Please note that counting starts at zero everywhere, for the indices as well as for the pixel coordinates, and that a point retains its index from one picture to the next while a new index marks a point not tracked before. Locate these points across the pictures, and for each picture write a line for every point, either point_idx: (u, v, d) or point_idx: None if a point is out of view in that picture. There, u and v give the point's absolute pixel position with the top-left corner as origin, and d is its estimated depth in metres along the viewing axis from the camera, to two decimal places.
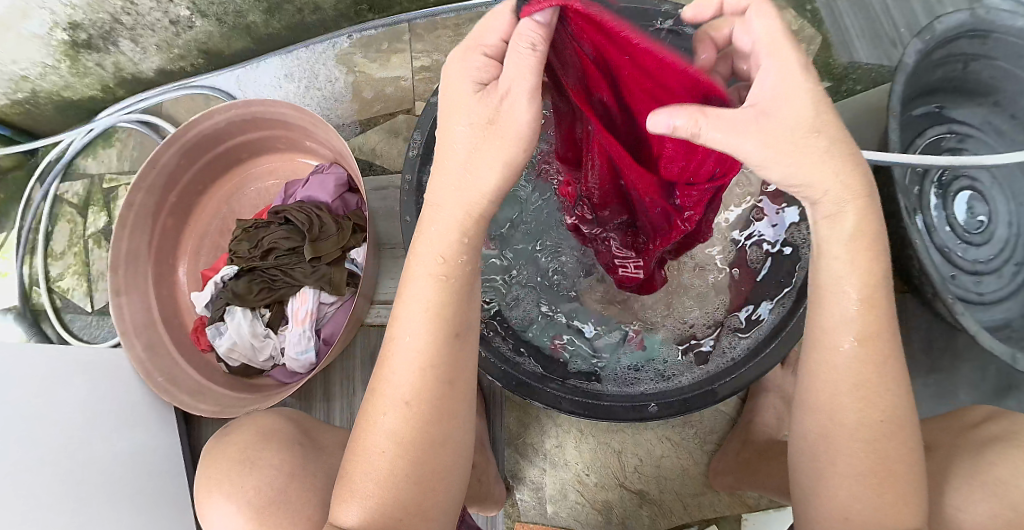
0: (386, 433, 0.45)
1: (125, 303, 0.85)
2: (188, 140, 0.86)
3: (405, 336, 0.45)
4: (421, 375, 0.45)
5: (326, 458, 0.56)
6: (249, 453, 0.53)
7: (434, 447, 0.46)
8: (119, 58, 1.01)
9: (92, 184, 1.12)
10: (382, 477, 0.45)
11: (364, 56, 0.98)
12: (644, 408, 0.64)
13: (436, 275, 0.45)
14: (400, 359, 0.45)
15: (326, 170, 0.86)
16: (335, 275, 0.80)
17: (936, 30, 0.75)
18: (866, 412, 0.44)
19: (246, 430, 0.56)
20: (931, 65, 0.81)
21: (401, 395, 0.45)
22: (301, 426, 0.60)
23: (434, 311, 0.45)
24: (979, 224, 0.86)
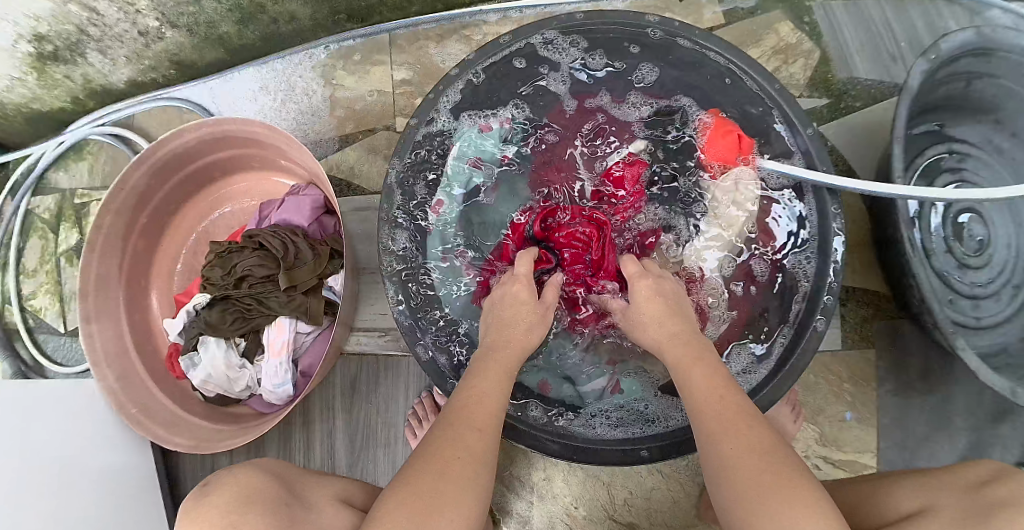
0: (457, 456, 0.49)
1: (96, 331, 0.82)
2: (157, 160, 0.83)
3: (493, 397, 0.55)
4: (490, 421, 0.53)
5: (313, 515, 0.55)
6: (235, 514, 0.49)
7: (475, 476, 0.48)
8: (88, 70, 0.97)
9: (64, 199, 1.08)
10: (418, 485, 0.46)
11: (343, 67, 0.94)
12: (636, 453, 0.64)
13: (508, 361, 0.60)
14: (472, 404, 0.54)
15: (301, 191, 0.82)
16: (313, 304, 0.77)
17: (940, 50, 0.71)
18: (755, 460, 0.46)
19: (230, 487, 0.52)
20: (932, 85, 0.78)
21: (472, 428, 0.51)
22: (281, 477, 0.58)
23: (500, 381, 0.56)
24: (977, 245, 0.85)
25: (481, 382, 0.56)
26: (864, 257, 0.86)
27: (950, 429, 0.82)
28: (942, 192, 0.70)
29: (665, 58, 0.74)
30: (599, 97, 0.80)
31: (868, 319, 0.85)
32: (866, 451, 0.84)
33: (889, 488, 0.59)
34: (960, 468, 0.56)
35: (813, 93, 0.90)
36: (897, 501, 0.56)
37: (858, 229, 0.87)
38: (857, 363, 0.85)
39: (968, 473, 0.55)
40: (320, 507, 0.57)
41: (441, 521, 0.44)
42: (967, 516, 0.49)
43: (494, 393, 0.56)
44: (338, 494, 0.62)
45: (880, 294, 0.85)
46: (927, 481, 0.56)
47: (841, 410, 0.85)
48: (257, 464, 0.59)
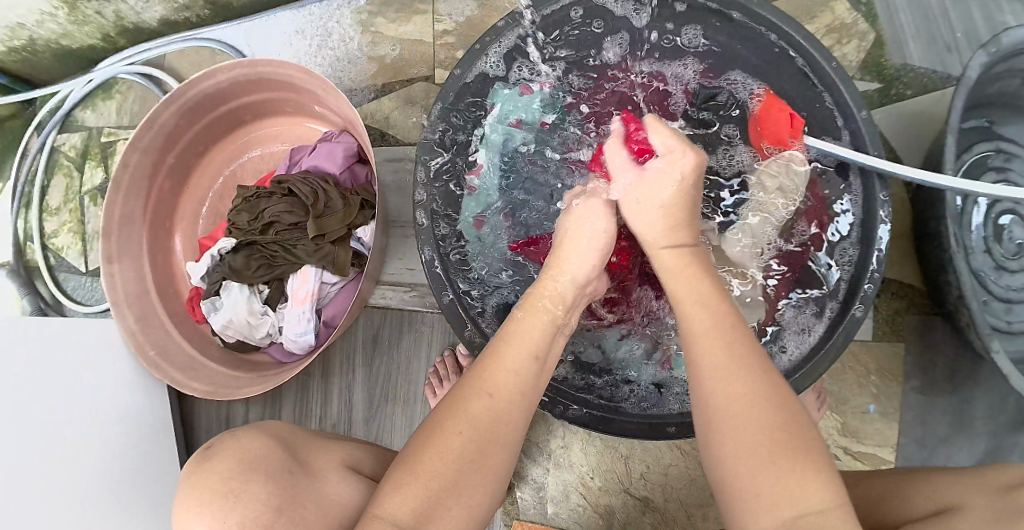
0: (459, 432, 0.44)
1: (117, 272, 0.81)
2: (188, 100, 0.81)
3: (513, 350, 0.50)
4: (506, 388, 0.48)
5: (316, 484, 0.53)
6: (234, 484, 0.47)
7: (485, 455, 0.45)
8: (120, 7, 0.96)
9: (90, 137, 1.07)
10: (423, 465, 0.43)
11: (381, 16, 0.91)
12: (663, 429, 0.61)
13: (537, 309, 0.55)
14: (490, 369, 0.48)
15: (334, 138, 0.80)
16: (339, 255, 0.76)
17: (1002, 43, 0.67)
18: (730, 385, 0.44)
19: (229, 454, 0.49)
20: (987, 79, 0.74)
21: (482, 395, 0.46)
22: (284, 440, 0.55)
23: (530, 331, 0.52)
24: (1016, 248, 0.81)
25: (505, 333, 0.52)
26: (903, 250, 0.83)
27: (972, 432, 0.79)
28: (990, 187, 0.64)
29: (717, 24, 0.71)
30: (649, 60, 0.78)
31: (899, 313, 0.83)
32: (886, 446, 0.82)
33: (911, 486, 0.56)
34: (992, 470, 0.53)
35: (865, 77, 0.86)
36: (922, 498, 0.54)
37: (901, 219, 0.83)
38: (885, 357, 0.83)
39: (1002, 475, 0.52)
40: (322, 475, 0.55)
41: (453, 501, 0.42)
42: (998, 517, 0.46)
43: (523, 346, 0.51)
44: (346, 459, 0.60)
45: (914, 289, 0.83)
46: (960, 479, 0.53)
47: (864, 402, 0.83)
48: (257, 426, 0.56)
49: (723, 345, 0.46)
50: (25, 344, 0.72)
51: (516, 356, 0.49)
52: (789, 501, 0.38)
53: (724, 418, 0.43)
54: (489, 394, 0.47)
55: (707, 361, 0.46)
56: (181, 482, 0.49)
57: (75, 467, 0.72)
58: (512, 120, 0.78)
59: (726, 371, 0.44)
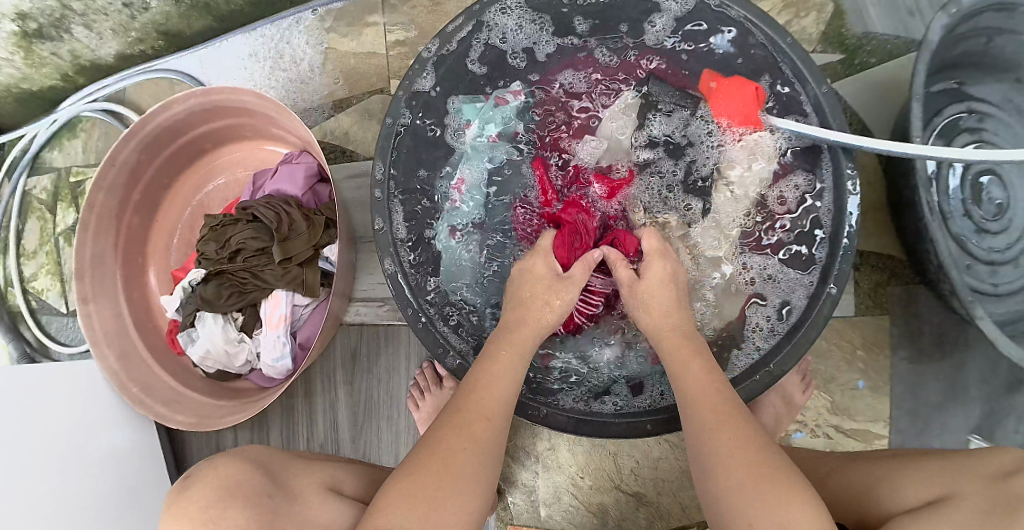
0: (461, 448, 0.49)
1: (93, 311, 0.81)
2: (147, 134, 0.81)
3: (502, 383, 0.54)
4: (499, 410, 0.52)
5: (296, 507, 0.51)
6: (212, 511, 0.46)
7: (479, 468, 0.49)
8: (74, 46, 0.95)
9: (59, 178, 1.06)
10: (437, 464, 0.47)
11: (334, 31, 0.91)
12: (641, 427, 0.61)
13: (518, 350, 0.58)
14: (480, 388, 0.54)
15: (294, 160, 0.80)
16: (308, 276, 0.76)
17: (963, 4, 0.65)
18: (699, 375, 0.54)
19: (206, 481, 0.48)
20: (950, 42, 0.72)
21: (483, 419, 0.51)
22: (264, 463, 0.54)
23: (517, 344, 0.59)
24: (995, 209, 0.78)
25: (489, 364, 0.56)
26: (878, 220, 0.79)
27: (965, 401, 0.76)
28: (964, 153, 0.62)
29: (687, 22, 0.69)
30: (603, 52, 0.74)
31: (882, 285, 0.79)
32: (879, 420, 0.78)
33: (895, 473, 0.53)
34: (982, 455, 0.50)
35: (827, 48, 0.82)
36: (904, 488, 0.51)
37: (876, 191, 0.79)
38: (869, 331, 0.79)
39: (991, 461, 0.48)
40: (304, 495, 0.53)
41: (441, 515, 0.44)
42: (991, 511, 0.43)
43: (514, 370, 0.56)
44: (326, 480, 0.57)
45: (896, 260, 0.78)
46: (948, 466, 0.50)
47: (853, 379, 0.79)
48: (238, 451, 0.54)
49: (688, 346, 0.58)
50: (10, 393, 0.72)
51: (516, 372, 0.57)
52: (761, 457, 0.46)
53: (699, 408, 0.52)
54: (491, 419, 0.51)
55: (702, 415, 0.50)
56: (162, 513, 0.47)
57: (69, 515, 0.73)
58: (495, 133, 0.75)
59: (725, 428, 0.48)
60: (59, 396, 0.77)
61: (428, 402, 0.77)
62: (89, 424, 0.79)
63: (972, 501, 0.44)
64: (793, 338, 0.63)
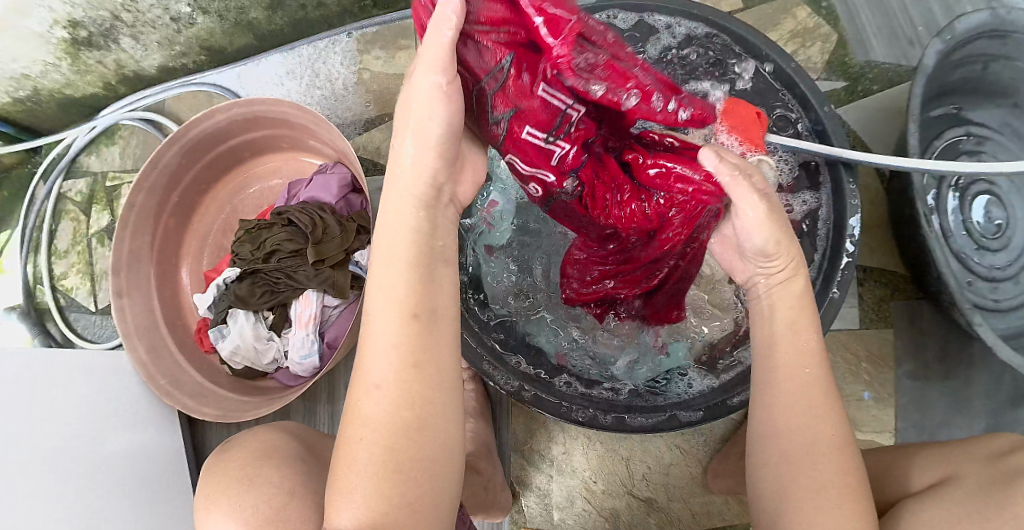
0: (362, 437, 0.40)
1: (127, 305, 0.84)
2: (189, 140, 0.85)
3: (378, 324, 0.41)
4: (391, 364, 0.41)
5: (328, 475, 0.54)
6: (249, 470, 0.49)
7: (403, 450, 0.40)
8: (120, 56, 1.01)
9: (95, 181, 1.11)
10: (364, 464, 0.40)
11: (369, 53, 0.97)
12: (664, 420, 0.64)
13: (390, 266, 0.41)
14: (369, 354, 0.41)
15: (329, 170, 0.85)
16: (339, 278, 0.79)
17: (956, 30, 0.70)
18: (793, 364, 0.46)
19: (244, 447, 0.52)
20: (947, 67, 0.77)
21: (370, 390, 0.41)
22: (300, 437, 0.57)
23: (398, 292, 0.41)
24: (995, 228, 0.82)
25: (370, 305, 0.42)
26: (881, 238, 0.83)
27: (969, 413, 0.79)
28: (964, 167, 0.64)
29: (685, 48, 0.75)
30: None
31: (885, 299, 0.82)
32: (884, 431, 0.81)
33: (905, 461, 0.56)
34: (982, 440, 0.52)
35: (831, 76, 0.88)
36: (915, 474, 0.53)
37: (877, 208, 0.84)
38: (874, 344, 0.82)
39: (989, 445, 0.51)
40: None
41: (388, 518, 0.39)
42: (990, 483, 0.46)
43: (396, 307, 0.41)
44: None
45: (898, 275, 0.82)
46: (945, 453, 0.53)
47: (859, 390, 0.82)
48: (278, 426, 0.58)
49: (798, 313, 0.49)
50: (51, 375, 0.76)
51: (389, 322, 0.41)
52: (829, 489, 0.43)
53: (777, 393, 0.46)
54: (377, 386, 0.41)
55: (785, 385, 0.46)
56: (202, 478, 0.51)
57: (91, 498, 0.74)
58: None
59: (818, 409, 0.45)
60: (90, 382, 0.81)
61: None
62: (115, 411, 0.82)
63: (972, 479, 0.47)
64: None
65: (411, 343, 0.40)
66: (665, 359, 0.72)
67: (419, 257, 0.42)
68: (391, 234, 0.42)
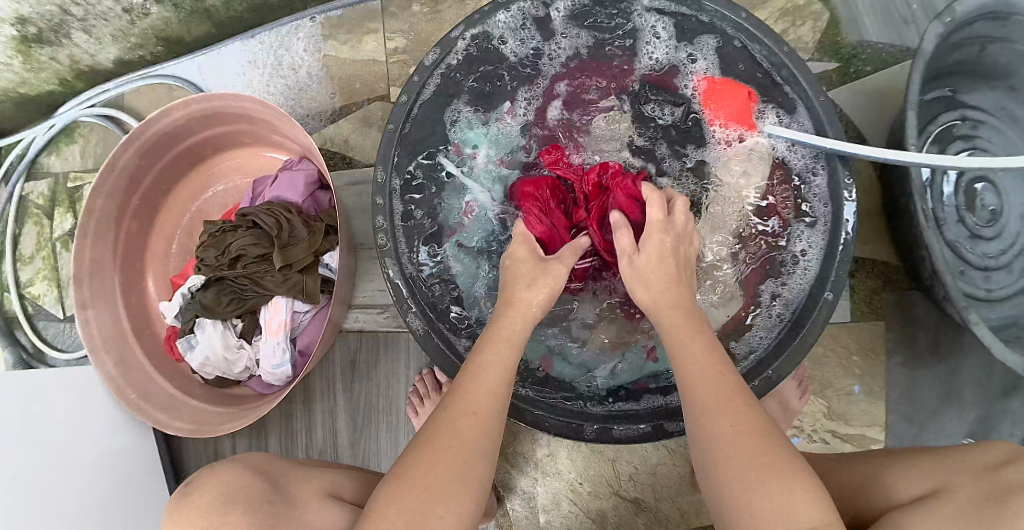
0: (447, 445, 0.45)
1: (92, 317, 0.80)
2: (147, 139, 0.81)
3: (491, 374, 0.49)
4: (490, 402, 0.48)
5: (297, 512, 0.51)
6: (212, 519, 0.45)
7: (472, 465, 0.45)
8: (74, 51, 0.95)
9: (57, 182, 1.06)
10: (432, 475, 0.44)
11: (334, 38, 0.91)
12: (659, 430, 0.61)
13: (518, 319, 0.54)
14: (478, 378, 0.49)
15: (295, 167, 0.80)
16: (309, 282, 0.76)
17: (956, 12, 0.65)
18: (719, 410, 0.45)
19: (209, 488, 0.48)
20: (945, 50, 0.72)
21: (468, 406, 0.47)
22: (263, 468, 0.53)
23: (512, 331, 0.53)
24: (989, 216, 0.78)
25: (483, 348, 0.52)
26: (874, 227, 0.80)
27: (959, 405, 0.77)
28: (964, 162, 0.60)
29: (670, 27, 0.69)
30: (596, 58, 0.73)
31: (877, 291, 0.79)
32: (875, 425, 0.79)
33: (891, 470, 0.53)
34: (974, 449, 0.50)
35: (822, 56, 0.83)
36: (900, 484, 0.51)
37: (872, 198, 0.80)
38: (866, 336, 0.79)
39: (983, 454, 0.48)
40: (305, 502, 0.53)
41: (434, 517, 0.42)
42: (985, 497, 0.43)
43: (507, 355, 0.51)
44: (326, 488, 0.57)
45: (890, 266, 0.79)
46: (939, 460, 0.50)
47: (849, 383, 0.80)
48: (238, 458, 0.54)
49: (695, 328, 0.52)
50: (22, 397, 0.72)
51: (507, 351, 0.52)
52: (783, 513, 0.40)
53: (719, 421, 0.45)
54: (473, 413, 0.47)
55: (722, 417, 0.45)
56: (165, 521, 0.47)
57: (67, 527, 0.71)
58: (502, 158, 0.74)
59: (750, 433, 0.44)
60: (62, 401, 0.77)
61: (425, 410, 0.77)
62: (90, 428, 0.79)
63: (964, 492, 0.45)
64: (788, 347, 0.63)
65: (507, 378, 0.50)
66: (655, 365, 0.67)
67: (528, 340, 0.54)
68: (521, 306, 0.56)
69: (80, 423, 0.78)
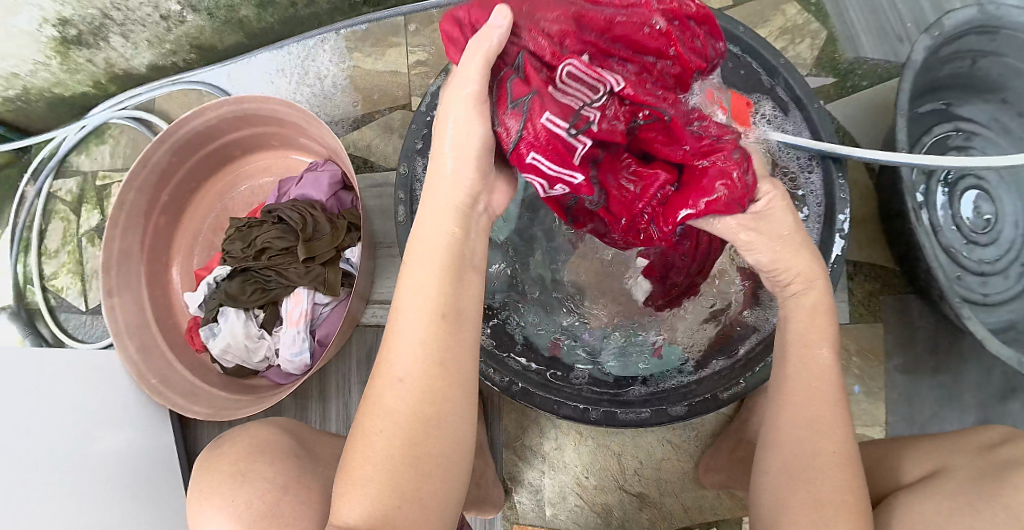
0: (378, 430, 0.41)
1: (118, 304, 0.83)
2: (179, 138, 0.85)
3: (411, 332, 0.41)
4: (415, 370, 0.41)
5: (323, 470, 0.54)
6: (241, 465, 0.49)
7: (418, 448, 0.41)
8: (110, 54, 1.00)
9: (85, 181, 1.11)
10: (380, 460, 0.41)
11: (359, 49, 0.97)
12: (663, 413, 0.63)
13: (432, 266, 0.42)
14: (392, 352, 0.42)
15: (320, 167, 0.85)
16: (330, 275, 0.79)
17: (945, 27, 0.70)
18: (809, 408, 0.47)
19: (240, 440, 0.52)
20: (937, 64, 0.77)
21: (392, 383, 0.41)
22: (293, 432, 0.57)
23: (433, 286, 0.41)
24: (984, 223, 0.82)
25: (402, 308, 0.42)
26: (872, 233, 0.84)
27: (959, 407, 0.79)
28: (943, 161, 0.64)
29: None
30: None
31: (875, 294, 0.83)
32: (875, 425, 0.81)
33: (896, 454, 0.56)
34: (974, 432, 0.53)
35: (820, 73, 0.88)
36: (907, 466, 0.53)
37: (869, 206, 0.84)
38: (865, 338, 0.82)
39: (983, 436, 0.51)
40: (328, 463, 0.56)
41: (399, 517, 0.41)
42: (985, 472, 0.46)
43: (426, 309, 0.41)
44: None
45: (888, 270, 0.83)
46: (942, 445, 0.53)
47: (849, 384, 0.83)
48: (268, 422, 0.58)
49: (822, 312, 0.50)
50: (47, 375, 0.75)
51: (422, 306, 0.41)
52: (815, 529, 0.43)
53: (790, 425, 0.47)
54: (400, 381, 0.41)
55: (796, 423, 0.47)
56: (196, 471, 0.51)
57: (82, 502, 0.73)
58: None
59: (812, 435, 0.46)
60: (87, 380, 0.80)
61: None
62: (109, 411, 0.81)
63: (965, 471, 0.47)
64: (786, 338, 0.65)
65: (442, 345, 0.41)
66: (658, 362, 0.71)
67: (452, 263, 0.42)
68: (433, 232, 0.42)
69: (101, 403, 0.81)
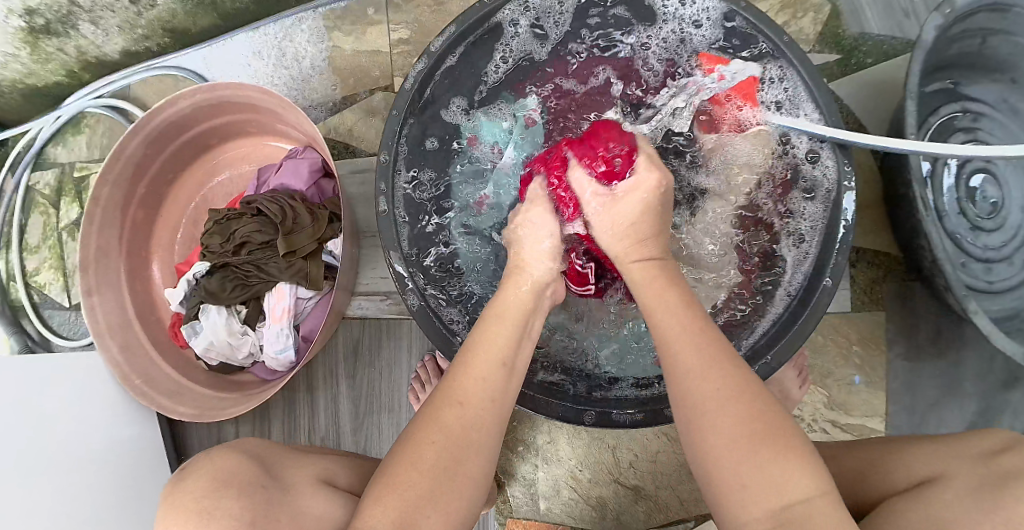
0: (433, 441, 0.45)
1: (97, 304, 0.81)
2: (155, 127, 0.81)
3: (484, 359, 0.49)
4: (479, 395, 0.47)
5: (300, 493, 0.51)
6: (207, 501, 0.45)
7: (458, 465, 0.45)
8: (81, 42, 0.96)
9: (63, 173, 1.07)
10: (420, 473, 0.43)
11: (339, 28, 0.92)
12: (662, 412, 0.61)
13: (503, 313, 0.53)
14: (463, 375, 0.48)
15: (299, 154, 0.81)
16: (312, 270, 0.76)
17: (956, 5, 0.66)
18: (699, 376, 0.44)
19: (201, 475, 0.48)
20: (944, 43, 0.73)
21: (456, 402, 0.46)
22: (258, 456, 0.54)
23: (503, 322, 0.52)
24: (990, 208, 0.79)
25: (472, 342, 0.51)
26: (875, 218, 0.80)
27: (960, 395, 0.77)
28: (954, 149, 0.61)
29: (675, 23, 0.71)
30: (599, 54, 0.74)
31: (877, 282, 0.80)
32: (875, 415, 0.79)
33: (891, 455, 0.54)
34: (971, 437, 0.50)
35: (823, 49, 0.84)
36: (902, 470, 0.51)
37: (872, 188, 0.80)
38: (866, 326, 0.80)
39: (983, 442, 0.49)
40: (299, 489, 0.53)
41: (421, 520, 0.42)
42: (984, 483, 0.43)
43: (496, 349, 0.50)
44: (321, 473, 0.58)
45: (892, 257, 0.80)
46: (938, 448, 0.51)
47: (848, 373, 0.80)
48: (233, 446, 0.54)
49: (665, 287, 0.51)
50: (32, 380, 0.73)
51: (499, 339, 0.51)
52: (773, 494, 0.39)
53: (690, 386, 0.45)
54: (462, 402, 0.47)
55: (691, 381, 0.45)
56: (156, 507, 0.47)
57: (71, 508, 0.71)
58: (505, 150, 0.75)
59: (706, 379, 0.44)
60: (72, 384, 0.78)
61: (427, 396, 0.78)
62: (96, 415, 0.80)
63: (963, 479, 0.45)
64: (790, 331, 0.63)
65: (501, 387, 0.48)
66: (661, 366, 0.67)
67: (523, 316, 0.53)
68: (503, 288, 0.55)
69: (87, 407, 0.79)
